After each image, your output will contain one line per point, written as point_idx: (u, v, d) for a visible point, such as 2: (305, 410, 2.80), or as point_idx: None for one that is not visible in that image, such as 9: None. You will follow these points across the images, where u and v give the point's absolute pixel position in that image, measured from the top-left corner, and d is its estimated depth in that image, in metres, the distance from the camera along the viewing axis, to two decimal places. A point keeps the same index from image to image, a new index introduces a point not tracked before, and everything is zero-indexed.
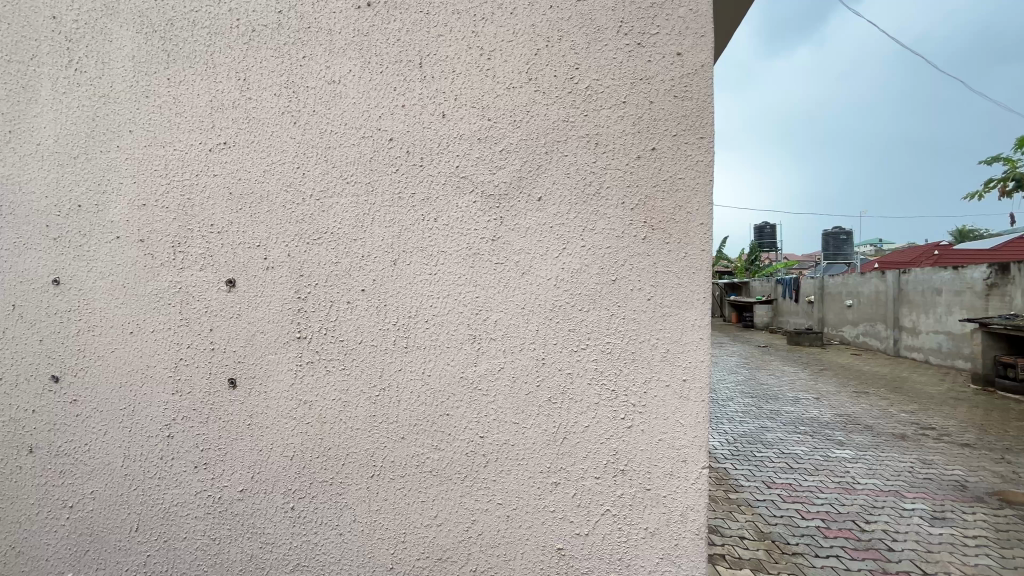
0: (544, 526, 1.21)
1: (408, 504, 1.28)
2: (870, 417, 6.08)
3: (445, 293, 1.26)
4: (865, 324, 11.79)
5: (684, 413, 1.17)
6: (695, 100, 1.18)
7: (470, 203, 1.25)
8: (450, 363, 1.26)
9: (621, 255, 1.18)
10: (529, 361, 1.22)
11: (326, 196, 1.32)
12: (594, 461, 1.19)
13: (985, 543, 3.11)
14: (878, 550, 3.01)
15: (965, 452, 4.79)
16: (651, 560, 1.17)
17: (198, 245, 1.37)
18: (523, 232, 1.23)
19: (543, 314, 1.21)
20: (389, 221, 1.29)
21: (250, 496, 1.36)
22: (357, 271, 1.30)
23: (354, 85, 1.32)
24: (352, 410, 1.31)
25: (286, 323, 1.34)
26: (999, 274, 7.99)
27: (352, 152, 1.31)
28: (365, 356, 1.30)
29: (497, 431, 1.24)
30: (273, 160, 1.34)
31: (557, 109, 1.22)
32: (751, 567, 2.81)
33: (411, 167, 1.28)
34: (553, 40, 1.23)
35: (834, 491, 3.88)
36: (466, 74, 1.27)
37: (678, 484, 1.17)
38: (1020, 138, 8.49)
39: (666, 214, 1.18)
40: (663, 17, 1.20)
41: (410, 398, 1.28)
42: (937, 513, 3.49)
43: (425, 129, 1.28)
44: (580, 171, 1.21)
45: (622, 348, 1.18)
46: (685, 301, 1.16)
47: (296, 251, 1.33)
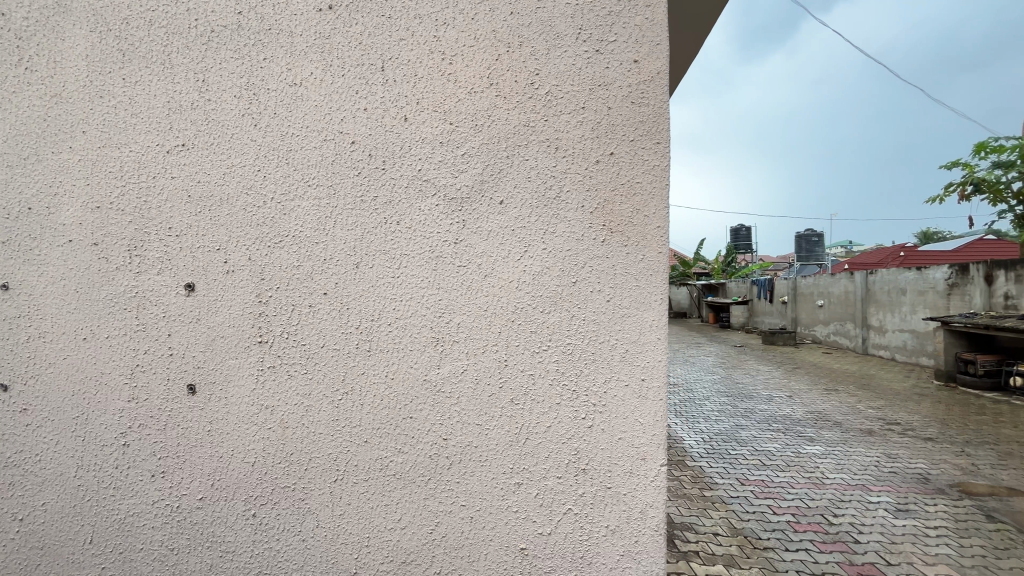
0: (508, 526, 1.22)
1: (371, 508, 1.27)
2: (840, 413, 6.26)
3: (408, 296, 1.26)
4: (836, 324, 12.13)
5: (643, 413, 1.19)
6: (651, 106, 1.21)
7: (432, 207, 1.26)
8: (414, 365, 1.26)
9: (581, 257, 1.21)
10: (492, 363, 1.23)
11: (288, 199, 1.31)
12: (555, 461, 1.21)
13: (945, 533, 3.23)
14: (845, 543, 3.11)
15: (928, 446, 4.98)
16: (613, 557, 1.19)
17: (155, 248, 1.35)
18: (485, 235, 1.24)
19: (505, 317, 1.23)
20: (352, 225, 1.29)
21: (209, 504, 1.33)
22: (320, 274, 1.30)
23: (316, 88, 1.31)
24: (315, 414, 1.30)
25: (247, 327, 1.32)
26: (960, 274, 8.33)
27: (314, 155, 1.31)
28: (328, 360, 1.29)
29: (460, 433, 1.24)
30: (233, 162, 1.33)
31: (518, 113, 1.24)
32: (724, 562, 2.87)
33: (373, 170, 1.28)
34: (513, 45, 1.25)
35: (804, 487, 3.99)
36: (428, 78, 1.27)
37: (638, 482, 1.19)
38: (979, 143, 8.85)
39: (624, 217, 1.20)
40: (620, 25, 1.23)
41: (373, 401, 1.28)
42: (901, 506, 3.62)
43: (388, 132, 1.28)
44: (541, 175, 1.23)
45: (583, 349, 1.20)
46: (643, 302, 1.19)
47: (256, 254, 1.32)
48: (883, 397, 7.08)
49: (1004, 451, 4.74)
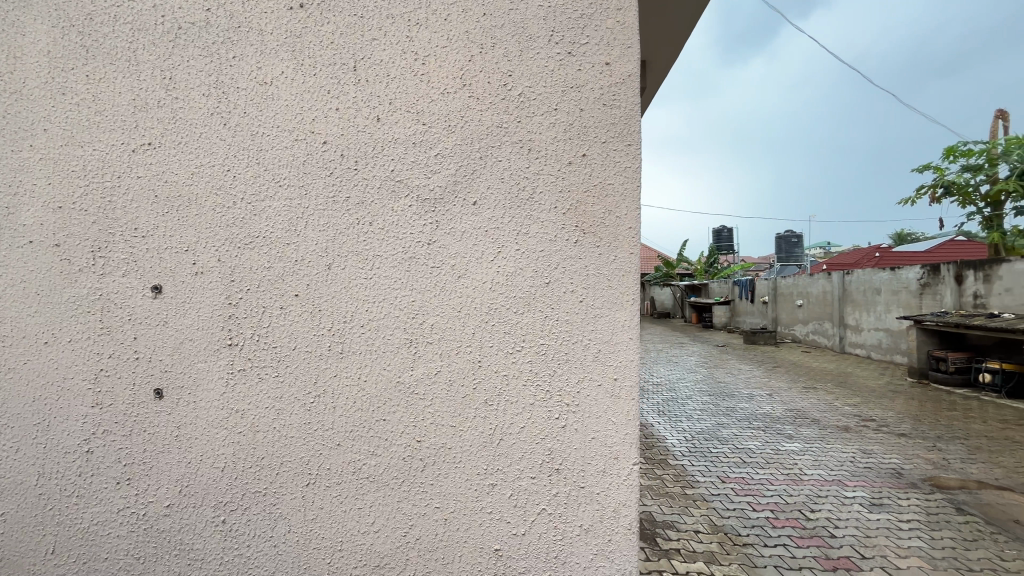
0: (482, 528, 1.22)
1: (344, 512, 1.26)
2: (818, 411, 6.39)
3: (381, 297, 1.25)
4: (814, 323, 12.38)
5: (616, 412, 1.20)
6: (623, 108, 1.22)
7: (405, 207, 1.25)
8: (387, 367, 1.25)
9: (554, 258, 1.21)
10: (465, 364, 1.23)
11: (258, 200, 1.29)
12: (530, 461, 1.21)
13: (918, 526, 3.32)
14: (822, 538, 3.17)
15: (901, 441, 5.12)
16: (586, 557, 1.20)
17: (120, 249, 1.31)
18: (458, 236, 1.24)
19: (479, 317, 1.23)
20: (324, 226, 1.27)
21: (177, 511, 1.30)
22: (291, 276, 1.28)
23: (287, 87, 1.30)
24: (286, 417, 1.28)
25: (216, 329, 1.30)
26: (931, 274, 8.58)
27: (285, 155, 1.29)
28: (300, 363, 1.28)
29: (434, 435, 1.24)
30: (202, 162, 1.30)
31: (490, 115, 1.24)
32: (704, 559, 2.90)
33: (346, 170, 1.27)
34: (486, 46, 1.25)
35: (782, 483, 4.06)
36: (401, 78, 1.27)
37: (611, 481, 1.20)
38: (948, 148, 9.15)
39: (596, 217, 1.21)
40: (592, 28, 1.24)
41: (346, 403, 1.26)
42: (875, 500, 3.71)
43: (360, 133, 1.27)
44: (514, 177, 1.23)
45: (556, 349, 1.21)
46: (615, 302, 1.20)
47: (225, 256, 1.29)
48: (859, 394, 7.25)
49: (972, 446, 4.89)
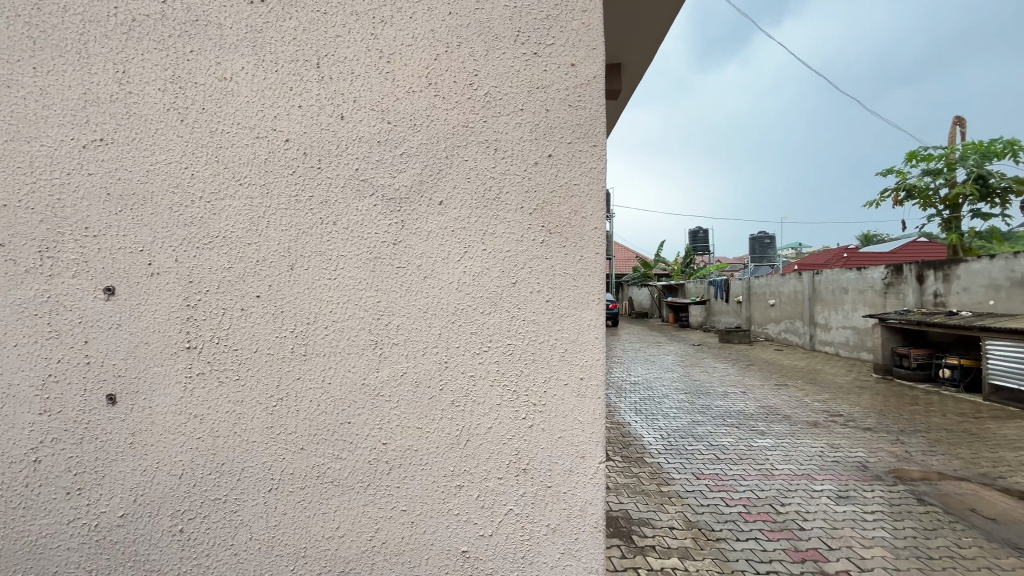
0: (449, 530, 1.21)
1: (309, 517, 1.23)
2: (789, 407, 6.57)
3: (346, 298, 1.23)
4: (786, 322, 12.70)
5: (582, 411, 1.20)
6: (588, 109, 1.23)
7: (370, 207, 1.24)
8: (351, 370, 1.23)
9: (521, 258, 1.21)
10: (432, 366, 1.22)
11: (218, 199, 1.25)
12: (497, 462, 1.21)
13: (881, 516, 3.44)
14: (791, 530, 3.26)
15: (866, 435, 5.30)
16: (553, 557, 1.20)
17: (69, 250, 1.26)
18: (425, 236, 1.23)
19: (445, 318, 1.22)
20: (286, 225, 1.25)
21: (131, 521, 1.26)
22: (252, 276, 1.25)
23: (247, 83, 1.27)
24: (248, 422, 1.25)
25: (174, 332, 1.25)
26: (895, 274, 8.92)
27: (246, 153, 1.26)
28: (262, 366, 1.24)
29: (400, 437, 1.22)
30: (158, 159, 1.26)
31: (456, 114, 1.24)
32: (678, 555, 2.95)
33: (309, 169, 1.25)
34: (451, 45, 1.25)
35: (754, 478, 4.15)
36: (365, 76, 1.25)
37: (577, 480, 1.20)
38: (910, 153, 9.54)
39: (563, 217, 1.22)
40: (557, 29, 1.24)
41: (310, 406, 1.24)
42: (842, 493, 3.83)
43: (323, 130, 1.25)
44: (480, 176, 1.23)
45: (523, 348, 1.21)
46: (581, 302, 1.20)
47: (183, 256, 1.25)
48: (828, 390, 7.48)
49: (932, 438, 5.10)
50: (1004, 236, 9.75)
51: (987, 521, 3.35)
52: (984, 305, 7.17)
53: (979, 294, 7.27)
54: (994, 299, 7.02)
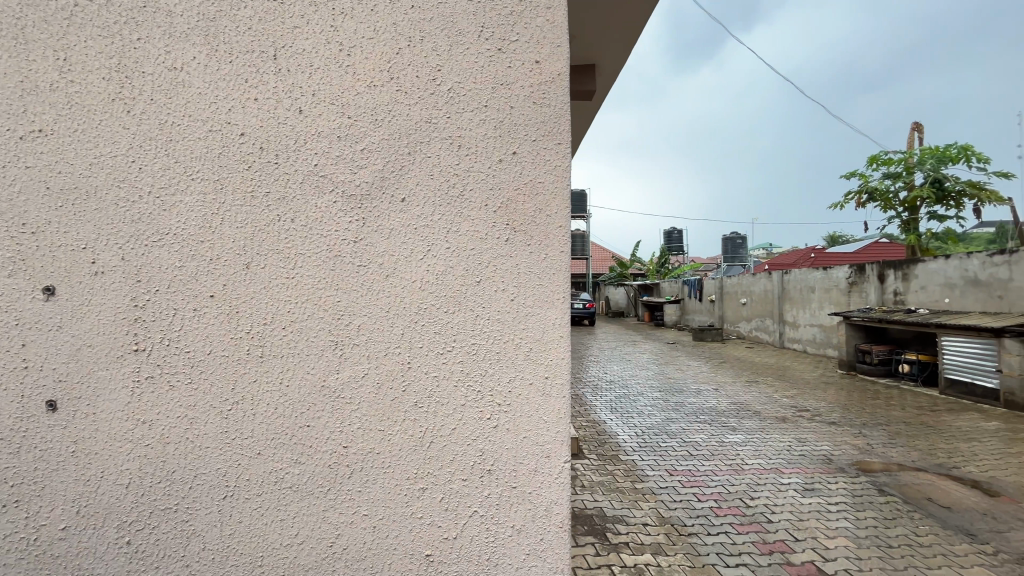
0: (412, 534, 1.19)
1: (266, 525, 1.19)
2: (759, 403, 6.74)
3: (304, 299, 1.19)
4: (757, 320, 13.04)
5: (547, 410, 1.20)
6: (552, 106, 1.22)
7: (330, 203, 1.20)
8: (311, 370, 1.19)
9: (485, 256, 1.20)
10: (394, 366, 1.19)
11: (167, 194, 1.20)
12: (460, 463, 1.19)
13: (845, 507, 3.55)
14: (760, 523, 3.34)
15: (831, 429, 5.47)
16: (518, 558, 1.19)
17: (5, 248, 1.19)
18: (387, 234, 1.20)
19: (408, 317, 1.19)
20: (241, 222, 1.20)
21: (74, 534, 1.19)
22: (205, 275, 1.20)
23: (199, 74, 1.22)
24: (200, 427, 1.20)
25: (121, 334, 1.19)
26: (859, 273, 9.26)
27: (198, 146, 1.21)
28: (216, 368, 1.20)
29: (361, 440, 1.19)
30: (103, 151, 1.20)
31: (419, 110, 1.22)
32: (651, 551, 2.98)
33: (265, 164, 1.21)
34: (414, 39, 1.22)
35: (725, 474, 4.24)
36: (324, 69, 1.22)
37: (543, 479, 1.19)
38: (871, 157, 9.94)
39: (527, 215, 1.21)
40: (521, 25, 1.23)
41: (267, 410, 1.20)
42: (808, 486, 3.95)
43: (281, 124, 1.21)
44: (444, 173, 1.21)
45: (487, 348, 1.19)
46: (546, 301, 1.20)
47: (130, 254, 1.19)
48: (796, 386, 7.71)
49: (892, 431, 5.30)
50: (959, 236, 10.21)
51: (941, 509, 3.50)
52: (939, 302, 7.51)
53: (935, 292, 7.60)
54: (949, 296, 7.36)
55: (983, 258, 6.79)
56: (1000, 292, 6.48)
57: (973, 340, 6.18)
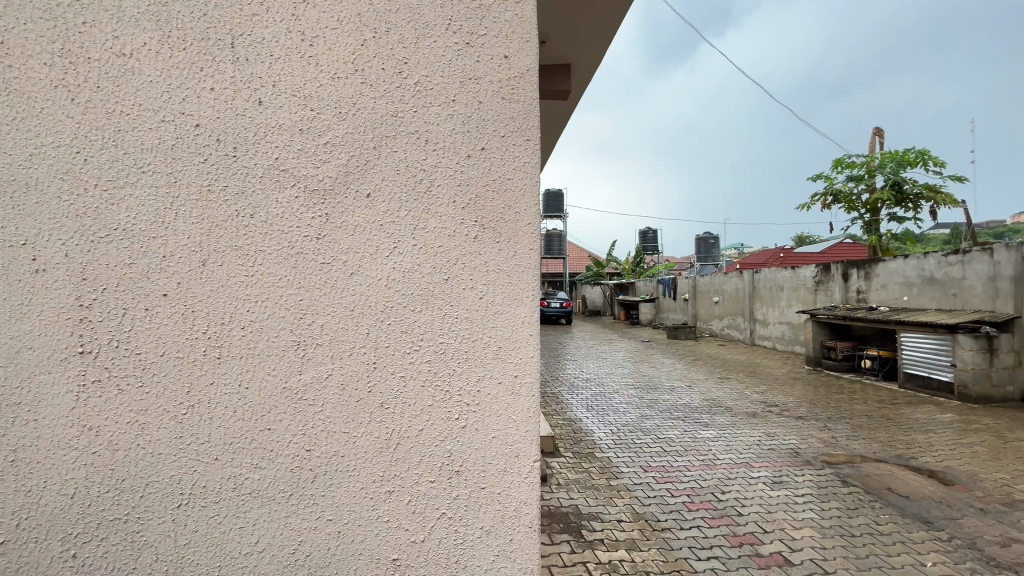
0: (378, 538, 1.16)
1: (224, 534, 1.15)
2: (731, 399, 6.91)
3: (264, 298, 1.15)
4: (729, 319, 13.36)
5: (517, 409, 1.18)
6: (521, 102, 1.21)
7: (291, 198, 1.16)
8: (272, 372, 1.15)
9: (453, 253, 1.18)
10: (359, 367, 1.16)
11: (115, 187, 1.13)
12: (428, 465, 1.17)
13: (811, 499, 3.67)
14: (730, 517, 3.41)
15: (799, 423, 5.65)
16: (487, 559, 1.17)
17: None
18: (351, 230, 1.17)
19: (373, 316, 1.16)
20: (197, 217, 1.15)
21: (14, 549, 1.12)
22: (157, 272, 1.14)
23: (150, 62, 1.16)
24: (153, 432, 1.14)
25: (65, 335, 1.13)
26: (824, 272, 9.58)
27: (150, 137, 1.15)
28: (169, 371, 1.14)
29: (325, 443, 1.16)
30: (44, 142, 1.13)
31: (385, 103, 1.18)
32: (625, 546, 3.01)
33: (223, 157, 1.16)
34: (379, 31, 1.19)
35: (698, 469, 4.32)
36: (286, 59, 1.17)
37: (512, 479, 1.18)
38: (835, 160, 10.34)
39: (497, 213, 1.19)
40: (490, 19, 1.21)
41: (225, 414, 1.15)
42: (776, 478, 4.06)
43: (239, 116, 1.16)
44: (410, 168, 1.18)
45: (456, 348, 1.17)
46: (515, 299, 1.18)
47: (73, 251, 1.12)
48: (765, 382, 7.92)
49: (855, 424, 5.50)
50: (917, 237, 10.66)
51: (900, 498, 3.65)
52: (899, 300, 7.82)
53: (894, 291, 7.92)
54: (907, 295, 7.67)
55: (939, 258, 7.11)
56: (955, 291, 6.80)
57: (929, 336, 6.47)
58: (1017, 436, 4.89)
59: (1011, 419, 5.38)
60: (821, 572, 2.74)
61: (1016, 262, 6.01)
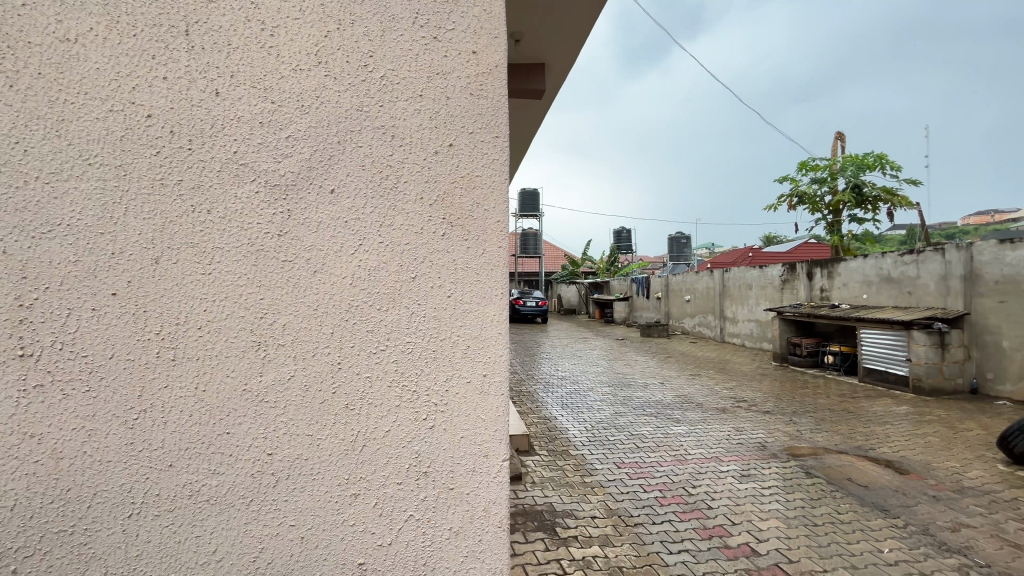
0: (344, 542, 1.13)
1: (179, 543, 1.10)
2: (702, 395, 7.07)
3: (222, 297, 1.10)
4: (700, 317, 13.66)
5: (485, 409, 1.18)
6: (489, 99, 1.20)
7: (251, 194, 1.12)
8: (231, 373, 1.11)
9: (420, 251, 1.16)
10: (324, 368, 1.13)
11: (58, 180, 1.07)
12: (395, 466, 1.15)
13: (777, 491, 3.78)
14: (701, 510, 3.49)
15: (766, 418, 5.82)
16: (456, 560, 1.16)
17: None
18: (314, 227, 1.13)
19: (338, 315, 1.13)
20: (149, 212, 1.09)
21: None
22: (106, 270, 1.08)
23: (97, 48, 1.10)
24: (102, 439, 1.08)
25: (3, 337, 1.06)
26: (790, 271, 9.91)
27: (96, 128, 1.09)
28: (119, 374, 1.08)
29: (287, 447, 1.12)
30: None
31: (349, 97, 1.15)
32: (599, 543, 3.04)
33: (177, 150, 1.10)
34: (344, 23, 1.16)
35: (670, 464, 4.40)
36: (244, 49, 1.13)
37: (481, 480, 1.17)
38: (800, 163, 10.71)
39: (465, 210, 1.18)
40: (458, 14, 1.20)
41: (180, 418, 1.10)
42: (744, 472, 4.18)
43: (194, 107, 1.11)
44: (376, 164, 1.15)
45: (423, 347, 1.15)
46: (484, 297, 1.17)
47: (12, 248, 1.06)
48: (734, 379, 8.14)
49: (818, 418, 5.70)
50: (875, 238, 11.14)
51: (860, 488, 3.80)
52: (859, 298, 8.15)
53: (855, 288, 8.25)
54: (867, 292, 8.01)
55: (896, 258, 7.44)
56: (910, 288, 7.14)
57: (887, 333, 6.77)
58: (966, 426, 5.16)
59: (961, 410, 5.68)
60: (785, 561, 2.83)
61: (966, 261, 6.35)
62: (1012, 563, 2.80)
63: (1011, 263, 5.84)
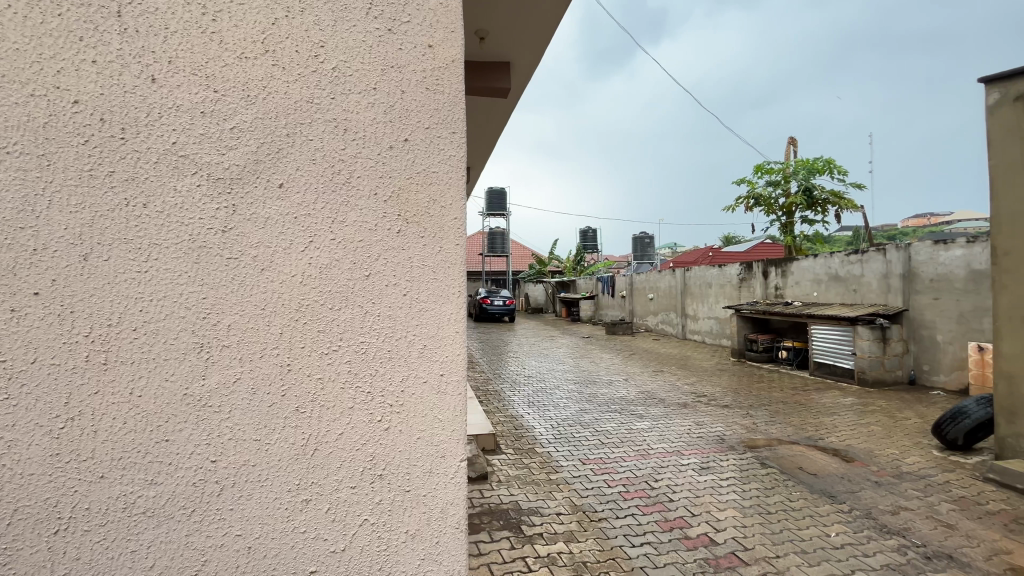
0: (294, 550, 1.09)
1: (111, 559, 1.03)
2: (664, 391, 7.25)
3: (161, 296, 1.04)
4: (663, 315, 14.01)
5: (442, 409, 1.16)
6: (446, 94, 1.18)
7: (192, 187, 1.06)
8: (170, 378, 1.04)
9: (375, 249, 1.12)
10: (272, 370, 1.08)
11: None
12: (349, 470, 1.11)
13: (734, 481, 3.93)
14: (662, 503, 3.57)
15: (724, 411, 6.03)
16: (413, 563, 1.14)
17: None
18: (261, 223, 1.08)
19: (288, 315, 1.09)
20: (75, 206, 1.01)
21: None
22: (27, 268, 1.00)
23: (16, 27, 1.02)
24: (24, 450, 1.00)
25: None
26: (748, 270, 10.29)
27: (15, 114, 1.01)
28: (43, 380, 1.00)
29: (233, 452, 1.07)
30: None
31: (299, 88, 1.11)
32: (564, 539, 3.07)
33: (108, 139, 1.03)
34: (293, 11, 1.11)
35: (633, 459, 4.49)
36: (184, 34, 1.07)
37: (438, 481, 1.15)
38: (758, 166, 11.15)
39: (421, 207, 1.15)
40: (413, 6, 1.17)
41: (113, 425, 1.03)
42: (704, 465, 4.31)
43: (126, 93, 1.04)
44: (328, 158, 1.11)
45: (378, 347, 1.12)
46: (441, 295, 1.15)
47: None
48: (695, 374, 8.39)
49: (772, 410, 5.95)
50: (824, 238, 11.76)
51: (810, 476, 3.99)
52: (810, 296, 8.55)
53: (806, 287, 8.66)
54: (817, 291, 8.42)
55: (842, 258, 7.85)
56: (856, 287, 7.55)
57: (835, 328, 7.14)
58: (904, 415, 5.51)
59: (900, 400, 6.06)
60: (741, 549, 2.94)
61: (905, 261, 6.76)
62: (944, 542, 3.01)
63: (944, 262, 6.27)
